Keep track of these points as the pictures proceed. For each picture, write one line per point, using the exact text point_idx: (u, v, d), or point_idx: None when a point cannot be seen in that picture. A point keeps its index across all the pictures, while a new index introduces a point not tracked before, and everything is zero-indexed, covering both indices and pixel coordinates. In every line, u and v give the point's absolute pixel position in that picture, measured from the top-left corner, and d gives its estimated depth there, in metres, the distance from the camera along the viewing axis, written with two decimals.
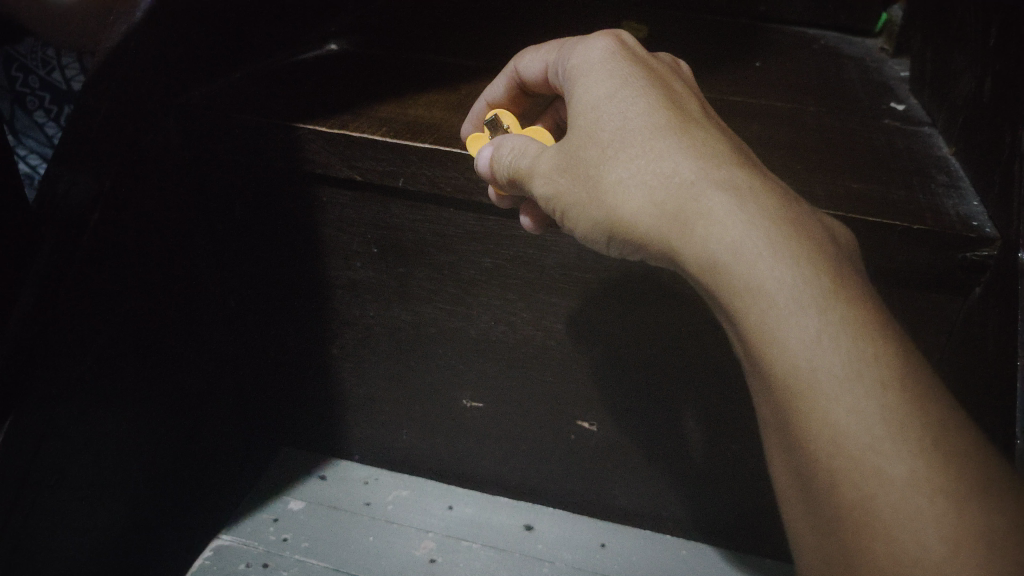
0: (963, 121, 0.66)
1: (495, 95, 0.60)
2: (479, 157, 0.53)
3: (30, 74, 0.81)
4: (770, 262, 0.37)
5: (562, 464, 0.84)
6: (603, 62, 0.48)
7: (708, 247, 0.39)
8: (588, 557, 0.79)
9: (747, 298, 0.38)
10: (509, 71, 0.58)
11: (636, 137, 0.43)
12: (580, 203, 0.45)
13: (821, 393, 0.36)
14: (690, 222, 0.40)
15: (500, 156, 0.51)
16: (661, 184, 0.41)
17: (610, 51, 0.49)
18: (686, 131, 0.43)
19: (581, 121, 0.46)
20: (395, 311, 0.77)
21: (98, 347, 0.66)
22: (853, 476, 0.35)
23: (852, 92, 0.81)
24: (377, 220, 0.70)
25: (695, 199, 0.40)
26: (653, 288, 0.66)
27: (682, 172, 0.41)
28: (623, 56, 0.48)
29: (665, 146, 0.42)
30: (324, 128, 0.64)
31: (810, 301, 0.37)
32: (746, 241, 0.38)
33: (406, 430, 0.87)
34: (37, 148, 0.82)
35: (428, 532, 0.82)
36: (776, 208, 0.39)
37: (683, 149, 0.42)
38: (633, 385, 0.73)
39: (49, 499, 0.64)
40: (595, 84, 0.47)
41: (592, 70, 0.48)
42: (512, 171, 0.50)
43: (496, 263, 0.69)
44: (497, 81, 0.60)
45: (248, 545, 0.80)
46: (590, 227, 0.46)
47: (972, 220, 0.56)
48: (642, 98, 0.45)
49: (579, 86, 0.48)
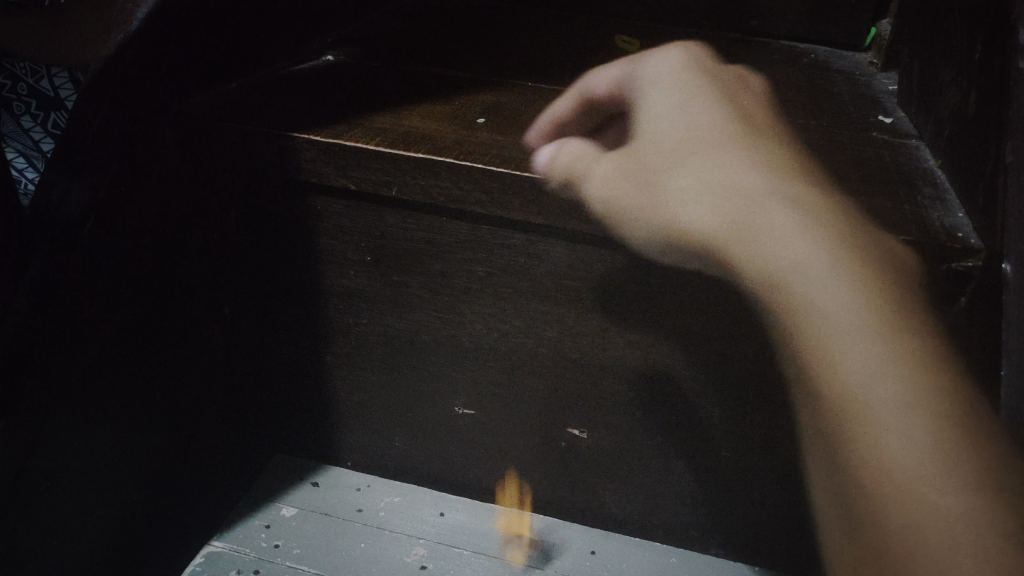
0: (949, 134, 0.67)
1: (561, 111, 0.60)
2: (540, 154, 0.59)
3: (19, 81, 0.76)
4: (833, 289, 0.43)
5: (553, 472, 0.84)
6: (673, 81, 0.52)
7: (776, 263, 0.44)
8: (578, 565, 0.81)
9: (808, 314, 0.44)
10: (576, 89, 0.59)
11: (706, 152, 0.48)
12: (640, 207, 0.49)
13: (879, 415, 0.41)
14: (756, 240, 0.45)
15: (560, 157, 0.56)
16: (729, 198, 0.46)
17: (681, 72, 0.53)
18: (749, 152, 0.48)
19: (649, 133, 0.50)
20: (388, 319, 0.77)
21: (93, 354, 0.66)
22: (909, 494, 0.40)
23: (841, 105, 0.82)
24: (372, 229, 0.71)
25: (764, 222, 0.45)
26: (644, 297, 0.67)
27: (751, 193, 0.46)
28: (691, 73, 0.53)
29: (724, 156, 0.47)
30: (318, 138, 0.65)
31: (870, 327, 0.42)
32: (809, 266, 0.44)
33: (398, 437, 0.87)
34: (23, 153, 0.77)
35: (419, 539, 0.83)
36: (838, 237, 0.44)
37: (750, 170, 0.47)
38: (624, 392, 0.74)
39: (46, 504, 0.65)
40: (666, 104, 0.51)
41: (662, 87, 0.52)
42: (568, 172, 0.55)
43: (488, 272, 0.70)
44: (563, 99, 0.60)
45: (239, 551, 0.81)
46: (648, 231, 0.50)
47: (958, 232, 0.57)
48: (712, 120, 0.49)
49: (648, 103, 0.52)
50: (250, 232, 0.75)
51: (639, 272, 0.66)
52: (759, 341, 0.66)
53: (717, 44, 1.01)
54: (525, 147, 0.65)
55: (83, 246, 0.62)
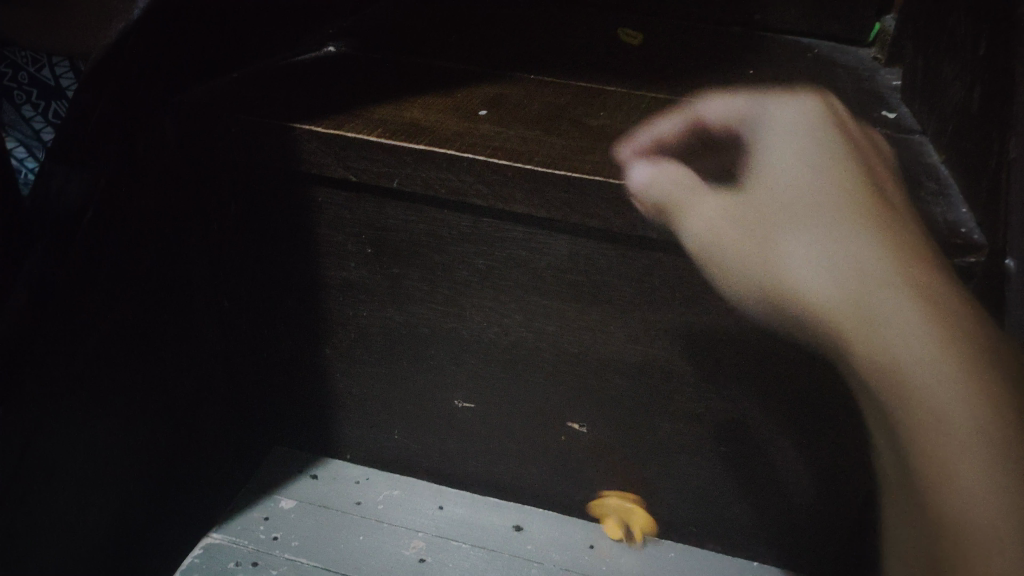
0: (954, 129, 0.66)
1: (665, 130, 0.68)
2: (633, 167, 0.61)
3: (20, 70, 0.75)
4: (928, 363, 0.51)
5: (553, 466, 0.84)
6: (805, 159, 0.62)
7: (889, 350, 0.53)
8: (576, 559, 0.81)
9: (917, 389, 0.51)
10: (688, 113, 0.70)
11: (823, 221, 0.57)
12: (747, 253, 0.58)
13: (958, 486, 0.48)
14: (873, 324, 0.53)
15: (657, 184, 0.59)
16: (851, 274, 0.54)
17: (812, 151, 0.63)
18: (870, 230, 0.56)
19: (767, 194, 0.59)
20: (388, 312, 0.77)
21: (91, 346, 0.66)
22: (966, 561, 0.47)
23: (844, 100, 0.82)
24: (372, 221, 0.71)
25: (876, 306, 0.53)
26: (644, 290, 0.67)
27: (870, 274, 0.54)
28: (824, 144, 0.64)
29: (844, 232, 0.56)
30: (319, 129, 0.65)
31: (980, 407, 0.50)
32: (927, 359, 0.51)
33: (397, 430, 0.87)
34: (24, 141, 0.78)
35: (417, 532, 0.83)
36: (960, 331, 0.52)
37: (870, 247, 0.55)
38: (625, 386, 0.74)
39: (44, 495, 0.65)
40: (795, 180, 0.60)
41: (785, 153, 0.63)
42: (666, 198, 0.59)
43: (489, 264, 0.70)
44: (670, 121, 0.69)
45: (238, 543, 0.81)
46: (748, 281, 0.58)
47: (962, 228, 0.57)
48: (835, 200, 0.58)
49: (770, 171, 0.61)
50: (250, 223, 0.75)
51: (640, 266, 0.65)
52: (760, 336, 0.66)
53: (720, 38, 1.00)
54: (528, 139, 0.65)
55: (81, 237, 0.62)
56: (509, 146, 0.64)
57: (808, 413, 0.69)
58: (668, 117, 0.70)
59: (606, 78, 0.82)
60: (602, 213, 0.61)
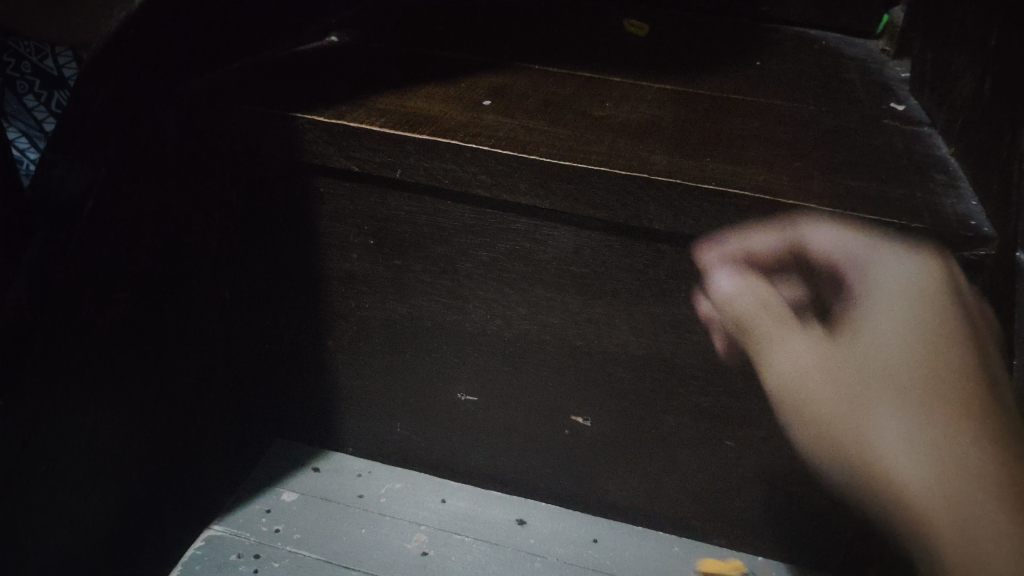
0: (963, 121, 0.66)
1: (758, 246, 0.60)
2: (715, 279, 0.63)
3: (22, 60, 0.75)
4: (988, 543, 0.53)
5: (556, 461, 0.83)
6: (914, 319, 0.58)
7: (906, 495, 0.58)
8: (580, 553, 0.81)
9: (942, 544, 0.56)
10: (788, 232, 0.58)
11: (914, 406, 0.59)
12: (840, 419, 0.62)
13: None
14: (935, 526, 0.56)
15: (733, 300, 0.63)
16: (938, 469, 0.56)
17: (920, 316, 0.57)
18: (968, 419, 0.56)
19: (856, 347, 0.61)
20: (391, 304, 0.77)
21: (92, 337, 0.66)
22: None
23: (852, 92, 0.81)
24: (375, 212, 0.70)
25: (957, 496, 0.55)
26: (649, 284, 0.66)
27: (934, 474, 0.56)
28: (938, 303, 0.56)
29: (928, 412, 0.58)
30: (322, 119, 0.64)
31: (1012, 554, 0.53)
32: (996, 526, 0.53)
33: (400, 423, 0.86)
34: (26, 132, 0.76)
35: (420, 525, 0.83)
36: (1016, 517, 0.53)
37: (972, 441, 0.55)
38: (629, 381, 0.73)
39: (46, 486, 0.64)
40: (888, 344, 0.60)
41: (885, 306, 0.59)
42: (742, 318, 0.63)
43: (493, 256, 0.69)
44: (768, 234, 0.59)
45: (240, 536, 0.80)
46: (838, 446, 0.63)
47: (971, 220, 0.56)
48: (925, 377, 0.58)
49: (871, 323, 0.60)
50: (252, 214, 0.75)
51: (646, 258, 0.65)
52: None
53: (725, 30, 1.00)
54: (532, 130, 0.65)
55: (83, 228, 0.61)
56: (515, 136, 0.63)
57: None
58: (763, 227, 0.59)
59: (611, 69, 0.81)
60: (607, 204, 0.61)
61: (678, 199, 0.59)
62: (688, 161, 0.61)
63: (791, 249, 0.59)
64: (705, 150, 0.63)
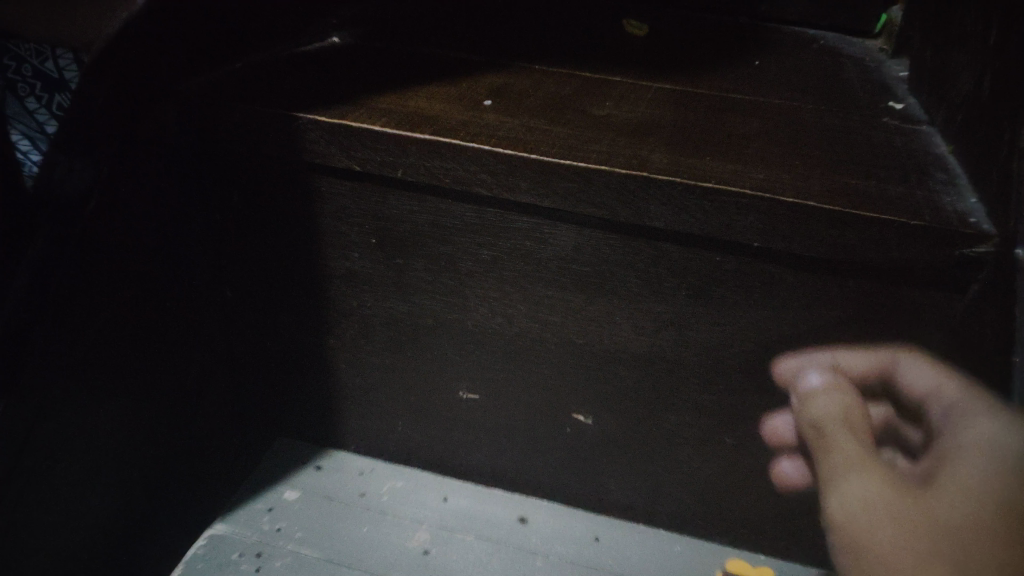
0: (962, 118, 0.66)
1: (849, 361, 0.64)
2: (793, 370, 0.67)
3: (23, 63, 0.75)
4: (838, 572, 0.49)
5: (558, 458, 0.83)
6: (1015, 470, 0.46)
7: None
8: (581, 551, 0.81)
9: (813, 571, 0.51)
10: (885, 355, 0.63)
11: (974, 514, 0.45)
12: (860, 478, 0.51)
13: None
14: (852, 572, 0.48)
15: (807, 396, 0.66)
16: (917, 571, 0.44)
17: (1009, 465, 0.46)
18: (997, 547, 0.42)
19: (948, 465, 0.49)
20: (393, 302, 0.77)
21: (94, 335, 0.66)
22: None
23: (851, 90, 0.81)
24: (376, 210, 0.70)
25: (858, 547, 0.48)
26: (649, 281, 0.66)
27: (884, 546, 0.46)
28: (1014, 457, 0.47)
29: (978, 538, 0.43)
30: (323, 119, 0.64)
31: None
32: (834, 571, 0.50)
33: (402, 422, 0.87)
34: (29, 134, 0.78)
35: (421, 523, 0.83)
36: None
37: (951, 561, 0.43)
38: (630, 378, 0.74)
39: (48, 484, 0.65)
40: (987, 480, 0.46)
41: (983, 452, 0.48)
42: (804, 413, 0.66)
43: (493, 255, 0.69)
44: (865, 354, 0.64)
45: (241, 534, 0.81)
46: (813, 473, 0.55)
47: (971, 217, 0.56)
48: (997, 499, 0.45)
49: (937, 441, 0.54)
50: (252, 213, 0.75)
51: (646, 256, 0.65)
52: (767, 328, 0.66)
53: (725, 29, 1.00)
54: (533, 129, 0.65)
55: (84, 227, 0.61)
56: (517, 135, 0.64)
57: None
58: (863, 351, 0.64)
59: (612, 69, 0.81)
60: (607, 202, 0.61)
61: (678, 197, 0.59)
62: (688, 160, 0.61)
63: (791, 248, 0.60)
64: (705, 149, 0.64)
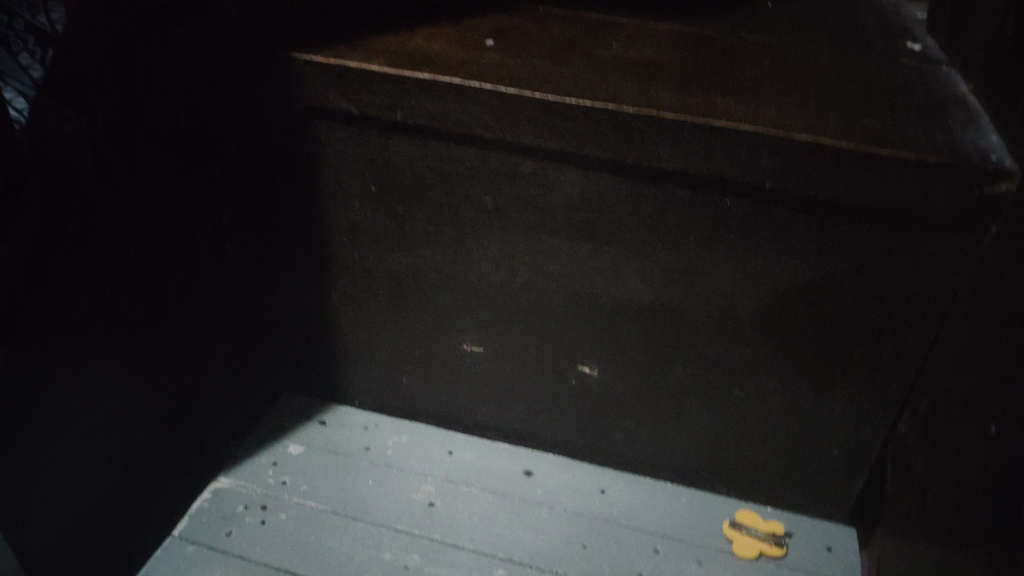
0: (984, 56, 0.63)
1: None
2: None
3: (15, 17, 0.69)
4: None
5: (563, 411, 0.82)
6: None
7: None
8: (587, 502, 0.80)
9: None
10: None
11: None
12: None
13: None
14: None
15: None
16: None
17: None
18: None
19: None
20: (393, 254, 0.75)
21: (93, 286, 0.65)
22: None
23: (867, 32, 0.78)
24: (374, 157, 0.69)
25: None
26: (657, 229, 0.65)
27: None
28: None
29: None
30: (321, 59, 0.63)
31: None
32: None
33: (405, 376, 0.86)
34: (21, 89, 0.68)
35: (427, 477, 0.83)
36: None
37: None
38: (637, 329, 0.72)
39: (48, 437, 0.64)
40: None
41: None
42: None
43: (496, 203, 0.68)
44: None
45: (247, 487, 0.80)
46: None
47: (991, 154, 0.54)
48: None
49: None
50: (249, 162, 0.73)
51: (653, 203, 0.63)
52: (777, 276, 0.64)
53: None
54: (536, 68, 0.63)
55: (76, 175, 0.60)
56: (520, 75, 0.61)
57: (824, 353, 0.67)
58: None
59: (619, 11, 0.78)
60: (613, 144, 0.59)
61: (687, 136, 0.57)
62: (697, 99, 0.59)
63: (804, 190, 0.58)
64: (715, 89, 0.61)
